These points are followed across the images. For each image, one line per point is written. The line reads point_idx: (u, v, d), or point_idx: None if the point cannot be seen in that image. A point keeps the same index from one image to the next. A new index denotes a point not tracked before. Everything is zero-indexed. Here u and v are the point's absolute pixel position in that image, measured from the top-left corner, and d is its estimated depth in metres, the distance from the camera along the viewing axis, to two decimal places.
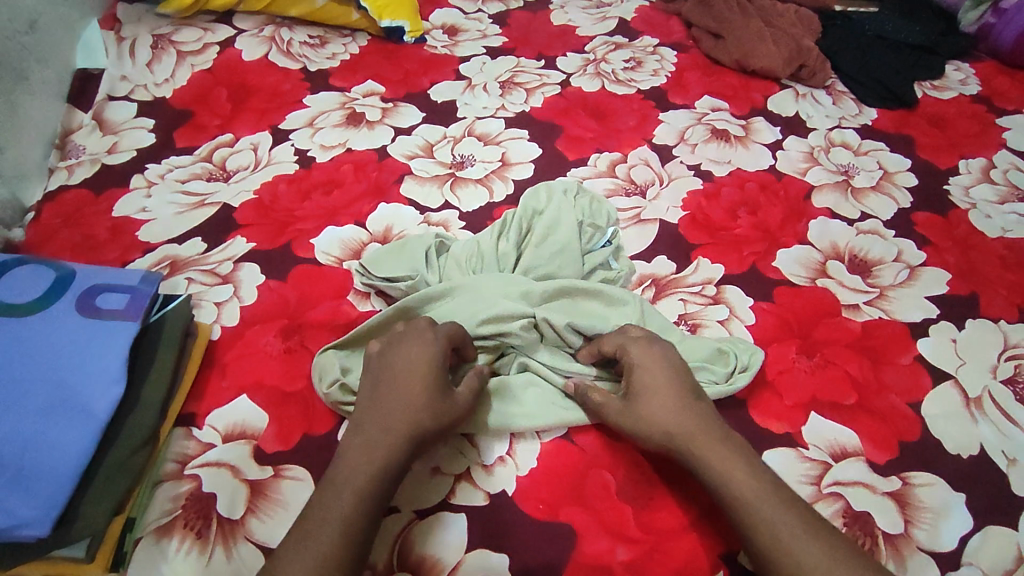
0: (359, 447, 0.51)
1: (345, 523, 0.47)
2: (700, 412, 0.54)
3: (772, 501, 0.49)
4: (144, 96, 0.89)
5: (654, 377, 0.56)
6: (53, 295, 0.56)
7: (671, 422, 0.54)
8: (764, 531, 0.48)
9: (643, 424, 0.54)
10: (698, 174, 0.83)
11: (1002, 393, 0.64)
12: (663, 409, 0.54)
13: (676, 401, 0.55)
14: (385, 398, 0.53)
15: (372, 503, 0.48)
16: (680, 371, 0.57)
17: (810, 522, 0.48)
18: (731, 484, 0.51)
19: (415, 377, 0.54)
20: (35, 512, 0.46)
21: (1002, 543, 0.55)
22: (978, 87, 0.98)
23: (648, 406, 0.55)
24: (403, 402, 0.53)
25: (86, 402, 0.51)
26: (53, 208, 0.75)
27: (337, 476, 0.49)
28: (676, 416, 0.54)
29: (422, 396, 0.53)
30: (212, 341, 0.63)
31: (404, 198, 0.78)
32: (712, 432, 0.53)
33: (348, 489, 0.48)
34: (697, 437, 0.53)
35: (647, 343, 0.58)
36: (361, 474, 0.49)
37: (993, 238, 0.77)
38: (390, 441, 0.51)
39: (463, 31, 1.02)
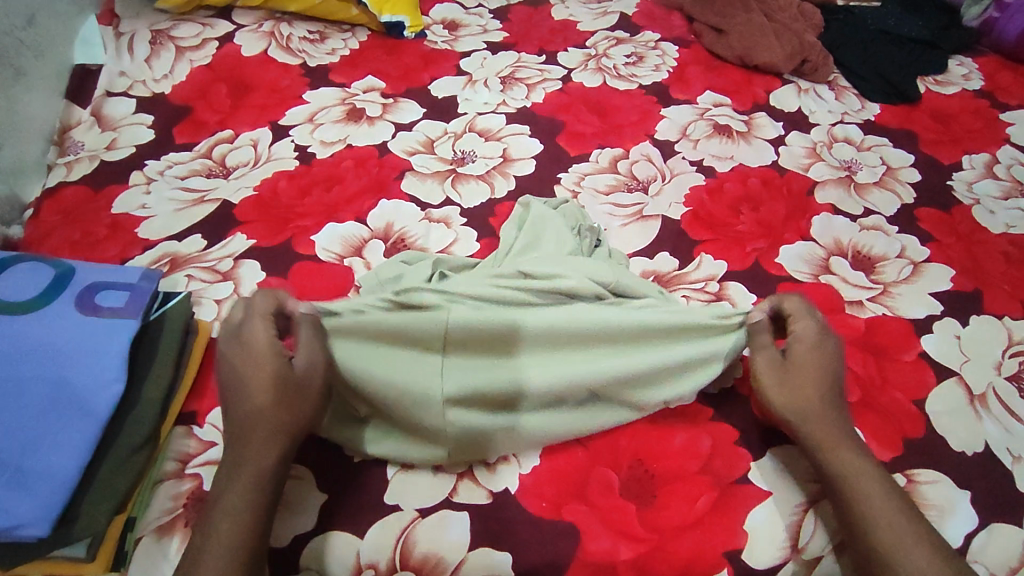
0: (229, 458, 0.50)
1: (231, 540, 0.46)
2: (837, 402, 0.56)
3: (886, 493, 0.50)
4: (143, 91, 0.88)
5: (814, 359, 0.57)
6: (52, 292, 0.55)
7: (809, 399, 0.55)
8: (878, 516, 0.49)
9: (782, 393, 0.56)
10: (700, 170, 0.82)
11: (1007, 390, 0.64)
12: (808, 389, 0.55)
13: (819, 386, 0.56)
14: (239, 401, 0.51)
15: (247, 513, 0.47)
16: (840, 360, 0.58)
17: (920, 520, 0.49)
18: (847, 468, 0.52)
19: (257, 373, 0.52)
20: (35, 512, 0.45)
21: (1007, 540, 0.55)
22: (981, 82, 0.98)
23: (799, 381, 0.56)
24: (252, 405, 0.51)
25: (86, 400, 0.50)
26: (52, 205, 0.75)
27: (218, 491, 0.48)
28: (812, 397, 0.55)
29: (268, 397, 0.51)
30: (213, 339, 0.63)
31: (405, 195, 0.77)
32: (840, 425, 0.54)
33: (220, 509, 0.47)
34: (824, 421, 0.54)
35: (816, 327, 0.58)
36: (234, 488, 0.48)
37: (997, 234, 0.77)
38: (256, 455, 0.49)
39: (463, 26, 1.02)
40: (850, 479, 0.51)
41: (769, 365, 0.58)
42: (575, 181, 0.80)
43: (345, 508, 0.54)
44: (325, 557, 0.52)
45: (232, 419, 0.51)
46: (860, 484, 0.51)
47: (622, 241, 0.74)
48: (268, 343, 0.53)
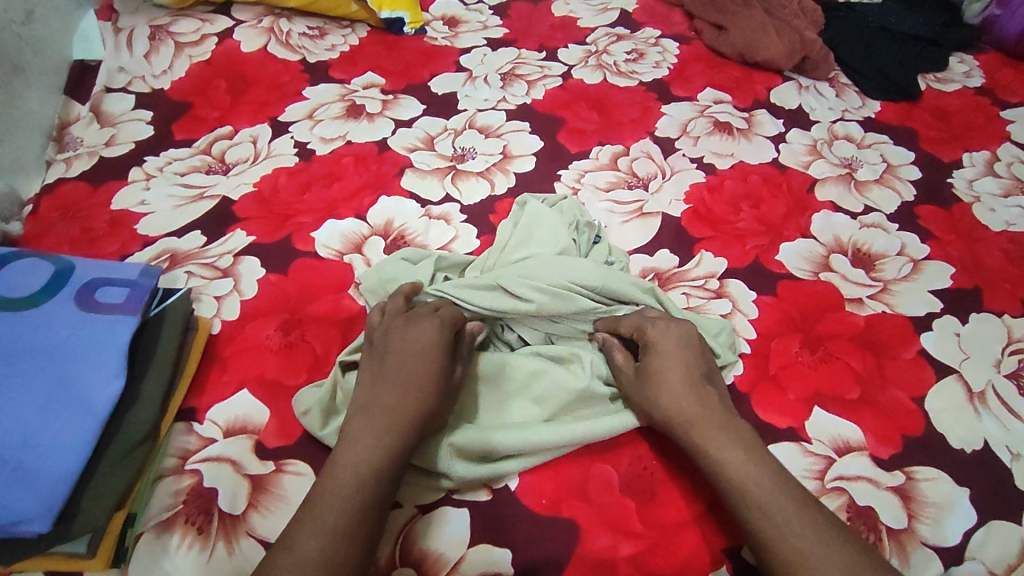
0: (369, 421, 0.52)
1: (362, 501, 0.48)
2: (706, 399, 0.55)
3: (771, 486, 0.50)
4: (142, 87, 0.88)
5: (666, 363, 0.57)
6: (52, 288, 0.55)
7: (675, 404, 0.54)
8: (761, 514, 0.48)
9: (650, 405, 0.56)
10: (700, 168, 0.82)
11: (1006, 388, 0.64)
12: (673, 394, 0.55)
13: (682, 386, 0.55)
14: (396, 374, 0.54)
15: (386, 479, 0.50)
16: (695, 357, 0.57)
17: (811, 510, 0.49)
18: (720, 469, 0.51)
19: (417, 355, 0.55)
20: (35, 508, 0.45)
21: (1005, 538, 0.55)
22: (982, 79, 0.98)
23: (657, 389, 0.56)
24: (410, 380, 0.54)
25: (86, 396, 0.50)
26: (51, 201, 0.75)
27: (348, 451, 0.50)
28: (687, 405, 0.54)
29: (425, 376, 0.54)
30: (213, 336, 0.63)
31: (405, 191, 0.77)
32: (713, 418, 0.54)
33: (365, 467, 0.49)
34: (694, 422, 0.53)
35: (670, 335, 0.58)
36: (364, 449, 0.50)
37: (998, 231, 0.77)
38: (389, 435, 0.51)
39: (463, 23, 1.01)
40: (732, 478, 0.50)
41: (631, 377, 0.58)
42: (575, 178, 0.80)
43: None
44: None
45: (378, 389, 0.54)
46: (749, 484, 0.50)
47: (622, 238, 0.74)
48: (436, 332, 0.57)
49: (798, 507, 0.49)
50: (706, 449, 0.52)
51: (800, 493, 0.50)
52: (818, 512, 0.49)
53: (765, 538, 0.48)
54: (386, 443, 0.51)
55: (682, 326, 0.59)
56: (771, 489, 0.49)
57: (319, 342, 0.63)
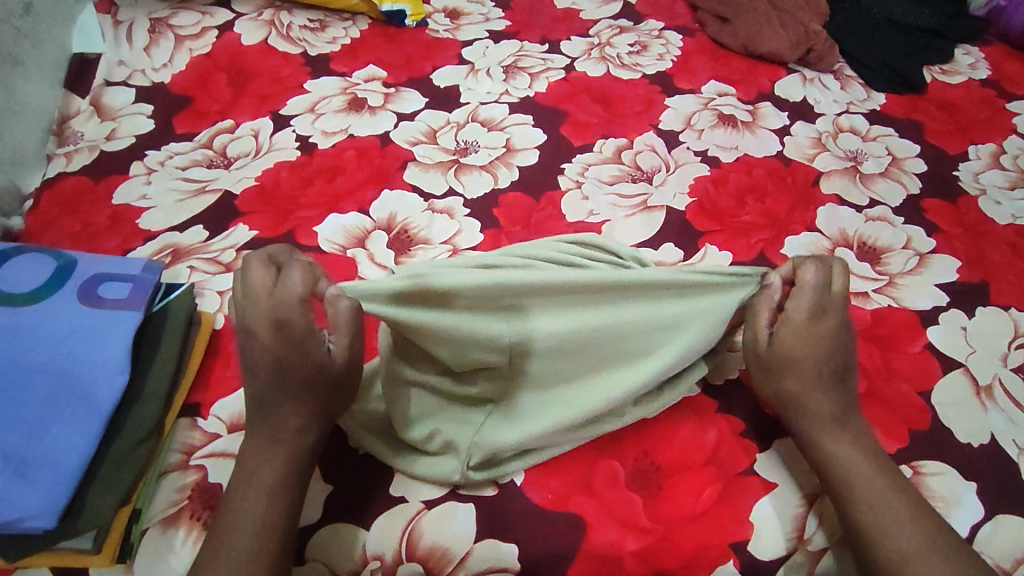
0: (254, 442, 0.52)
1: (267, 522, 0.49)
2: (832, 394, 0.55)
3: (877, 483, 0.52)
4: (142, 81, 0.87)
5: (799, 346, 0.56)
6: (54, 283, 0.55)
7: (802, 393, 0.56)
8: (869, 509, 0.51)
9: (769, 381, 0.58)
10: (705, 161, 0.81)
11: (1012, 382, 0.63)
12: (800, 377, 0.56)
13: (811, 376, 0.56)
14: (274, 387, 0.52)
15: (283, 497, 0.50)
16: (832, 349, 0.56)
17: (909, 501, 0.51)
18: (835, 461, 0.53)
19: (292, 355, 0.51)
20: (41, 505, 0.45)
21: (1012, 532, 0.55)
22: (988, 71, 0.97)
23: (785, 369, 0.57)
24: (283, 384, 0.51)
25: (90, 393, 0.50)
26: (52, 196, 0.74)
27: (244, 476, 0.51)
28: (818, 393, 0.56)
29: (301, 381, 0.51)
30: (216, 330, 0.63)
31: (407, 185, 0.77)
32: (833, 412, 0.55)
33: (253, 489, 0.50)
34: (810, 413, 0.55)
35: (808, 308, 0.56)
36: (262, 473, 0.50)
37: (1004, 225, 0.76)
38: (286, 440, 0.51)
39: (465, 15, 1.00)
40: (840, 468, 0.53)
41: (761, 348, 0.58)
42: (579, 171, 0.79)
43: (350, 495, 0.54)
44: (331, 548, 0.52)
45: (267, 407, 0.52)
46: (864, 482, 0.52)
47: (626, 232, 0.74)
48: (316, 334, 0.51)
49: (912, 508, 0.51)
50: (822, 440, 0.55)
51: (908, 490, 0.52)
52: (921, 507, 0.51)
53: (862, 523, 0.51)
54: (280, 459, 0.51)
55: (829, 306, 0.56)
56: (886, 490, 0.51)
57: None
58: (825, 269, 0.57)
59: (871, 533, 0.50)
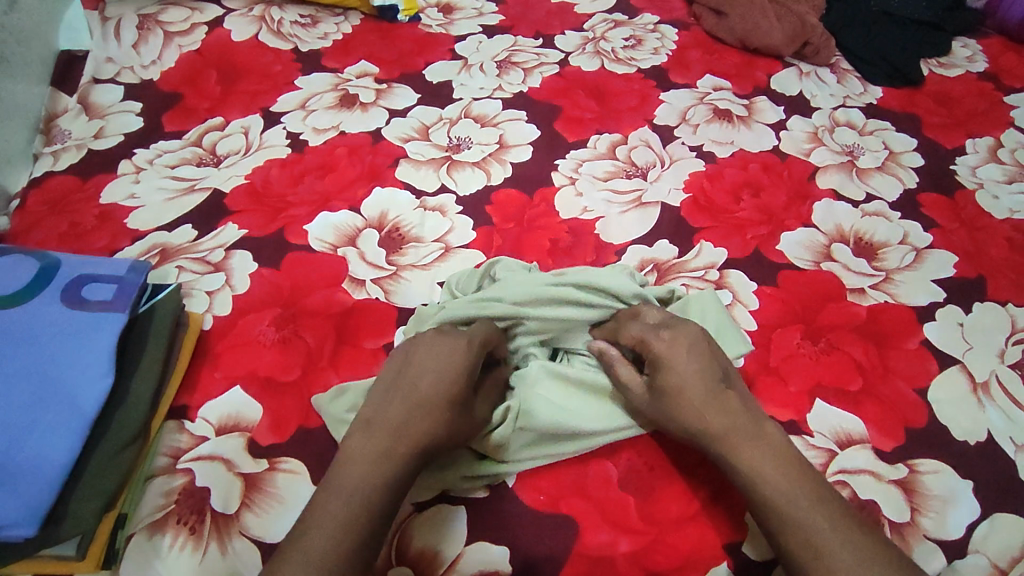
0: (366, 444, 0.49)
1: (354, 527, 0.45)
2: (726, 408, 0.52)
3: (798, 492, 0.48)
4: (131, 78, 0.86)
5: (671, 379, 0.53)
6: (37, 285, 0.54)
7: (698, 420, 0.52)
8: (793, 530, 0.47)
9: (670, 421, 0.53)
10: (700, 156, 0.81)
11: (1010, 378, 0.63)
12: (693, 409, 0.52)
13: (701, 395, 0.52)
14: (400, 402, 0.51)
15: (382, 512, 0.47)
16: (705, 364, 0.54)
17: (830, 507, 0.47)
18: (755, 479, 0.49)
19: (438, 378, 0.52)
20: (23, 511, 0.44)
21: (1009, 530, 0.54)
22: (985, 64, 0.96)
23: (671, 401, 0.53)
24: (423, 402, 0.51)
25: (73, 396, 0.49)
26: (39, 195, 0.73)
27: (337, 483, 0.47)
28: (715, 413, 0.51)
29: (440, 399, 0.51)
30: (205, 331, 0.62)
31: (399, 182, 0.76)
32: (743, 427, 0.51)
33: (355, 498, 0.46)
34: (716, 433, 0.51)
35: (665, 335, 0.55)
36: (369, 477, 0.47)
37: (1001, 219, 0.76)
38: (398, 454, 0.49)
39: (458, 9, 0.99)
40: (760, 485, 0.49)
41: (641, 394, 0.55)
42: (573, 167, 0.79)
43: None
44: None
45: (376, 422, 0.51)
46: (784, 500, 0.48)
47: (621, 229, 0.73)
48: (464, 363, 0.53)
49: (833, 522, 0.47)
50: (736, 459, 0.50)
51: (829, 499, 0.48)
52: (841, 510, 0.47)
53: (789, 542, 0.47)
54: (385, 477, 0.48)
55: (683, 332, 0.55)
56: (812, 508, 0.47)
57: (313, 337, 0.62)
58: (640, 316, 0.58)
59: (806, 552, 0.46)
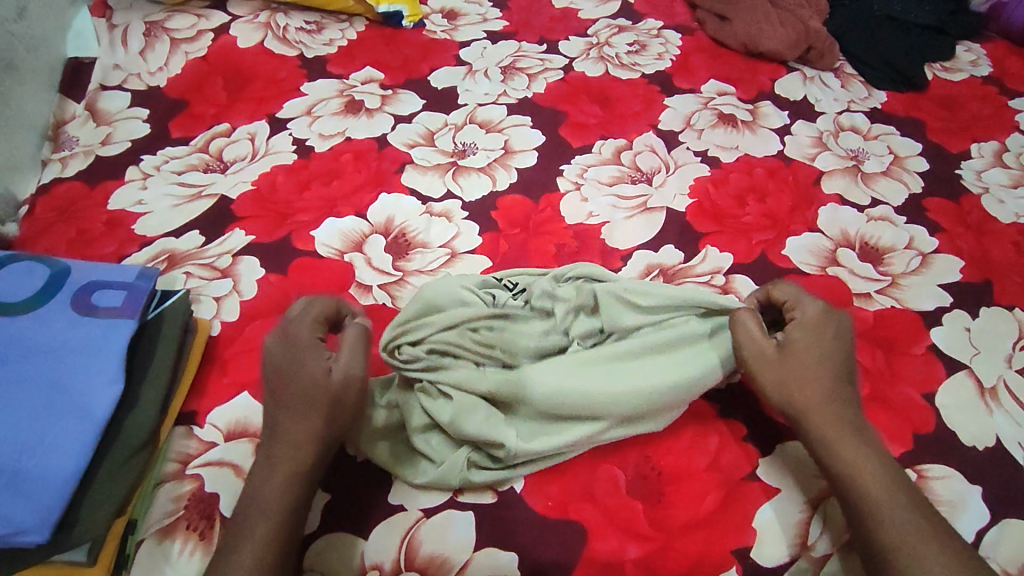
0: (276, 452, 0.51)
1: (273, 532, 0.47)
2: (840, 397, 0.54)
3: (895, 490, 0.50)
4: (138, 84, 0.87)
5: (810, 350, 0.55)
6: (48, 292, 0.55)
7: (821, 396, 0.54)
8: (883, 509, 0.49)
9: (777, 388, 0.55)
10: (705, 161, 0.81)
11: (1018, 383, 0.63)
12: (805, 379, 0.54)
13: (824, 380, 0.54)
14: (289, 409, 0.52)
15: (287, 523, 0.48)
16: (844, 355, 0.56)
17: (927, 507, 0.49)
18: (853, 467, 0.51)
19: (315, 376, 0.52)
20: (35, 517, 0.45)
21: (1018, 536, 0.54)
22: (990, 68, 0.96)
23: (804, 375, 0.55)
24: (307, 406, 0.52)
25: (84, 402, 0.49)
26: (48, 202, 0.74)
27: (256, 492, 0.49)
28: (818, 387, 0.54)
29: (322, 401, 0.52)
30: (213, 337, 0.62)
31: (405, 188, 0.76)
32: (846, 417, 0.53)
33: (266, 509, 0.48)
34: (820, 416, 0.53)
35: (816, 311, 0.57)
36: (272, 489, 0.49)
37: (1008, 223, 0.76)
38: (297, 450, 0.50)
39: (462, 15, 1.00)
40: (861, 480, 0.50)
41: (769, 353, 0.56)
42: (578, 173, 0.79)
43: (345, 506, 0.54)
44: (329, 559, 0.51)
45: (280, 425, 0.52)
46: (880, 482, 0.50)
47: (627, 234, 0.73)
48: (320, 363, 0.53)
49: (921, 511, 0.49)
50: (838, 453, 0.52)
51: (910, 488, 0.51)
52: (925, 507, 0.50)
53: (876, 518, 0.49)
54: (290, 472, 0.50)
55: (835, 316, 0.57)
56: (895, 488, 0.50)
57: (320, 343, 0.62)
58: (798, 287, 0.60)
59: (903, 544, 0.47)
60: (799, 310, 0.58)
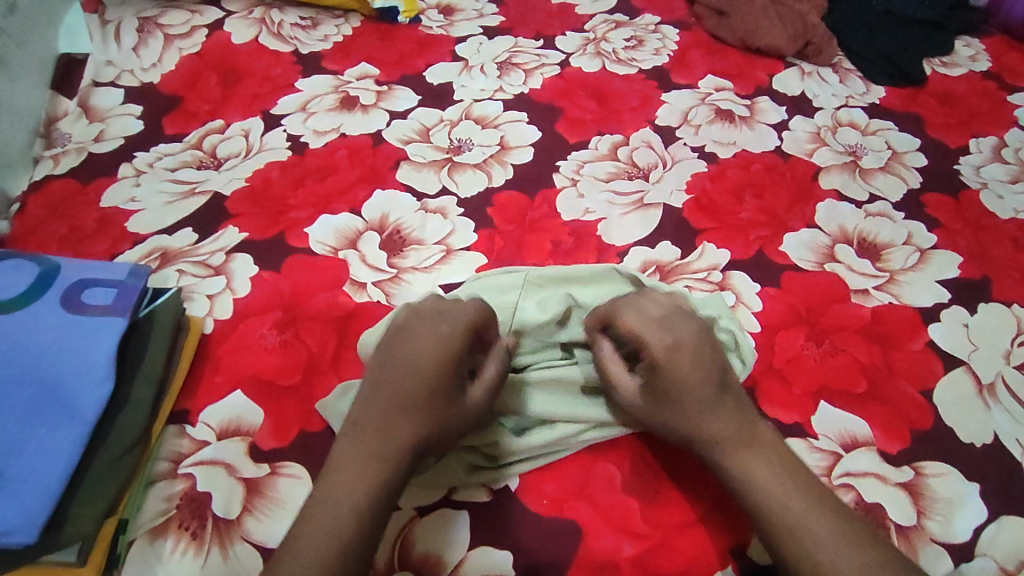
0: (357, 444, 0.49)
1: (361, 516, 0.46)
2: (723, 414, 0.51)
3: (794, 508, 0.47)
4: (131, 80, 0.86)
5: (682, 377, 0.50)
6: (37, 290, 0.54)
7: (697, 421, 0.51)
8: (789, 539, 0.47)
9: (661, 423, 0.52)
10: (702, 157, 0.80)
11: (1015, 379, 0.62)
12: (684, 410, 0.51)
13: (695, 405, 0.51)
14: (391, 394, 0.50)
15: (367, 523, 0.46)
16: (709, 367, 0.51)
17: (828, 519, 0.47)
18: (754, 489, 0.49)
19: (424, 359, 0.51)
20: (23, 518, 0.44)
21: (1015, 533, 0.54)
22: (988, 63, 0.96)
23: (670, 395, 0.51)
24: (407, 399, 0.50)
25: (72, 402, 0.49)
26: (40, 199, 0.73)
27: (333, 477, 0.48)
28: (699, 416, 0.51)
29: (424, 394, 0.50)
30: (206, 335, 0.62)
31: (400, 185, 0.76)
32: (732, 433, 0.50)
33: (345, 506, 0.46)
34: (720, 441, 0.50)
35: (657, 316, 0.52)
36: (352, 484, 0.47)
37: (1006, 219, 0.75)
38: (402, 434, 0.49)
39: (458, 11, 0.99)
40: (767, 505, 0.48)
41: (634, 393, 0.53)
42: (574, 169, 0.78)
43: None
44: None
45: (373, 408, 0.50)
46: (778, 508, 0.48)
47: (624, 230, 0.73)
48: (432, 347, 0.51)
49: (830, 528, 0.46)
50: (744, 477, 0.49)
51: (822, 502, 0.48)
52: (842, 523, 0.47)
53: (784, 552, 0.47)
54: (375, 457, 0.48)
55: (678, 330, 0.51)
56: (796, 506, 0.47)
57: (314, 341, 0.62)
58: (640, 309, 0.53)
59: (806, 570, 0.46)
60: (621, 323, 0.53)
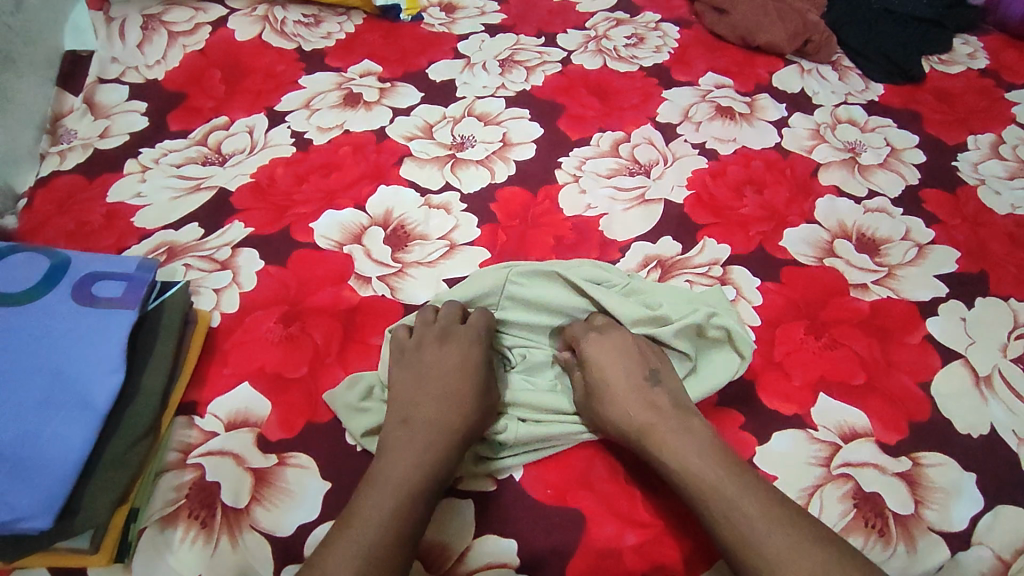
0: (408, 440, 0.53)
1: (402, 511, 0.48)
2: (655, 407, 0.55)
3: (727, 489, 0.48)
4: (136, 77, 0.87)
5: (605, 370, 0.57)
6: (48, 283, 0.55)
7: (625, 418, 0.55)
8: (726, 524, 0.47)
9: (602, 420, 0.56)
10: (703, 153, 0.81)
11: (1012, 372, 0.63)
12: (615, 404, 0.56)
13: (630, 398, 0.56)
14: (431, 396, 0.56)
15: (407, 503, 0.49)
16: (634, 364, 0.58)
17: (763, 499, 0.48)
18: (685, 476, 0.50)
19: (446, 370, 0.58)
20: (38, 504, 0.45)
21: (1012, 522, 0.55)
22: (986, 60, 0.96)
23: (607, 399, 0.56)
24: (453, 394, 0.56)
25: (85, 392, 0.50)
26: (47, 194, 0.74)
27: (382, 476, 0.50)
28: (636, 411, 0.55)
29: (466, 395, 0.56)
30: (213, 328, 0.63)
31: (404, 180, 0.76)
32: (665, 422, 0.54)
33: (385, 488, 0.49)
34: (652, 433, 0.53)
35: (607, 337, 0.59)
36: (393, 472, 0.50)
37: (1003, 215, 0.76)
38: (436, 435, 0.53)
39: (460, 8, 1.00)
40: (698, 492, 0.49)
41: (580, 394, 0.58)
42: (576, 165, 0.79)
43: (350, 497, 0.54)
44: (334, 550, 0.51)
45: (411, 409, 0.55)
46: (710, 489, 0.49)
47: (625, 226, 0.73)
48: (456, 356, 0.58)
49: (764, 511, 0.47)
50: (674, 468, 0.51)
51: (757, 483, 0.49)
52: (783, 506, 0.48)
53: (725, 537, 0.47)
54: (419, 460, 0.51)
55: (619, 337, 0.60)
56: (731, 488, 0.48)
57: (320, 334, 0.62)
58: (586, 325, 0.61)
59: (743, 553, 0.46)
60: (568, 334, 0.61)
